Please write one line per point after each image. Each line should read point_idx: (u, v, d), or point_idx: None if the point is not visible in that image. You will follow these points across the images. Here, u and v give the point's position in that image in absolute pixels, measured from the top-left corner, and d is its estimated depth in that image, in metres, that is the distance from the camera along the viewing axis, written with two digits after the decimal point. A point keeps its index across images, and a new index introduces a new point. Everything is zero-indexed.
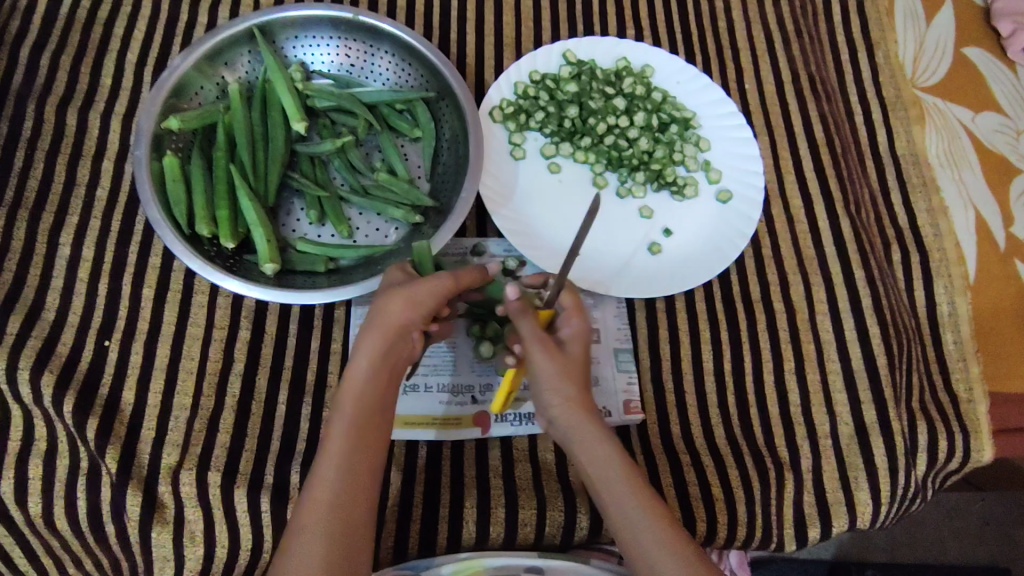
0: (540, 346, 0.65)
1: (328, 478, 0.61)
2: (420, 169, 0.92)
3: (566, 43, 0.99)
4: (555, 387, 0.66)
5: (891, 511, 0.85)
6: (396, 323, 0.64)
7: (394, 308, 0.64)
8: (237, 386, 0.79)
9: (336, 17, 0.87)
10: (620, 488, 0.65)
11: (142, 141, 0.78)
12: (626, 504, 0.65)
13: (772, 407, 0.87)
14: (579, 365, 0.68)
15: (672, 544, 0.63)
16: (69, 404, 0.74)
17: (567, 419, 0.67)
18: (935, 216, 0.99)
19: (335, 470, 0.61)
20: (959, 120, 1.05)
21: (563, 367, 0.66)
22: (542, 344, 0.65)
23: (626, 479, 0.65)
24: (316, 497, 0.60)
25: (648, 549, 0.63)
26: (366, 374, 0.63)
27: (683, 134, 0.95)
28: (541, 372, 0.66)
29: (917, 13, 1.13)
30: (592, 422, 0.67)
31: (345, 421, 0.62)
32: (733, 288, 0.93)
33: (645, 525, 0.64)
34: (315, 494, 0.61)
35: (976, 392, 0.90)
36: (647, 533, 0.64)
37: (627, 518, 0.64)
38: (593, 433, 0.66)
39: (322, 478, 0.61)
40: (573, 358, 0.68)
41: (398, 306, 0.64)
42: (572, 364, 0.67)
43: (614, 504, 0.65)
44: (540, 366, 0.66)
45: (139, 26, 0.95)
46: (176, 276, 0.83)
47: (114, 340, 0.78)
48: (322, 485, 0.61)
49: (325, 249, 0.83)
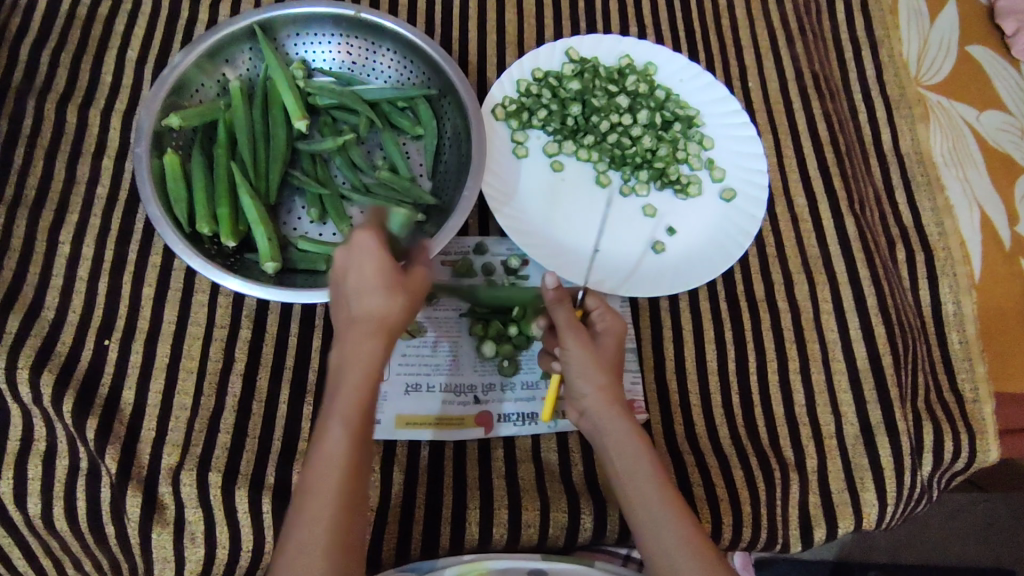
0: (574, 335, 0.67)
1: (315, 510, 0.57)
2: (422, 167, 0.91)
3: (569, 41, 0.98)
4: (584, 379, 0.67)
5: (897, 511, 0.85)
6: (369, 342, 0.59)
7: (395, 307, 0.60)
8: (238, 385, 0.78)
9: (338, 14, 0.86)
10: (646, 484, 0.65)
11: (142, 138, 0.77)
12: (650, 501, 0.65)
13: (776, 407, 0.87)
14: (612, 360, 0.69)
15: (692, 542, 0.64)
16: (68, 404, 0.73)
17: (599, 410, 0.67)
18: (940, 215, 0.99)
19: (321, 500, 0.57)
20: (963, 119, 1.05)
21: (595, 359, 0.67)
22: (575, 334, 0.67)
23: (654, 477, 0.66)
24: (304, 532, 0.56)
25: (669, 549, 0.63)
26: (341, 397, 0.58)
27: (687, 132, 0.95)
28: (574, 364, 0.67)
29: (921, 11, 1.12)
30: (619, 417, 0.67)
31: (324, 449, 0.58)
32: (737, 288, 0.92)
33: (668, 524, 0.64)
34: (302, 530, 0.57)
35: (981, 392, 0.89)
36: (669, 533, 0.64)
37: (652, 516, 0.64)
38: (622, 429, 0.67)
39: (309, 512, 0.57)
40: (605, 353, 0.69)
41: (368, 323, 0.59)
42: (604, 358, 0.68)
43: (639, 497, 0.65)
44: (572, 355, 0.67)
45: (138, 23, 0.95)
46: (177, 275, 0.82)
47: (114, 339, 0.78)
48: (309, 519, 0.57)
49: (327, 247, 0.83)
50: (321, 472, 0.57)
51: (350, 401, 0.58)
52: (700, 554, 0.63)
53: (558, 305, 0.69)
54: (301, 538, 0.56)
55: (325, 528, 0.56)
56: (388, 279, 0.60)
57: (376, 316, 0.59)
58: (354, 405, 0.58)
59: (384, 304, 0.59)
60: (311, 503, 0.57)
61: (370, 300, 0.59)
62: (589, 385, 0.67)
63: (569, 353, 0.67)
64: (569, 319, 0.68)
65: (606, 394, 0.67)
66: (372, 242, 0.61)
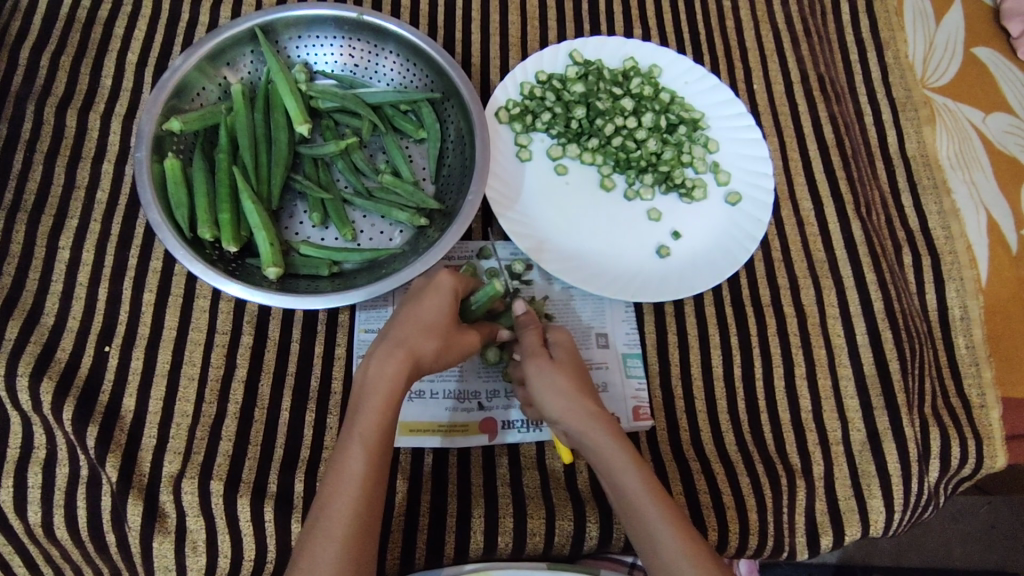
0: (533, 358, 0.70)
1: (325, 528, 0.59)
2: (425, 170, 0.90)
3: (573, 43, 0.97)
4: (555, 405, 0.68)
5: (904, 519, 0.84)
6: (397, 369, 0.62)
7: (427, 343, 0.65)
8: (240, 393, 0.77)
9: (340, 16, 0.85)
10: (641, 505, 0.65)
11: (143, 142, 0.76)
12: (648, 519, 0.65)
13: (783, 413, 0.86)
14: (576, 380, 0.69)
15: (692, 552, 0.64)
16: (68, 412, 0.73)
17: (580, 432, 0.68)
18: (946, 218, 0.98)
19: (334, 519, 0.59)
20: (969, 121, 1.04)
21: (556, 379, 0.68)
22: (535, 357, 0.70)
23: (648, 492, 0.66)
24: (312, 547, 0.59)
25: (671, 562, 0.64)
26: (364, 416, 0.62)
27: (692, 135, 0.94)
28: (542, 390, 0.68)
29: (926, 12, 1.12)
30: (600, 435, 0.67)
31: (343, 467, 0.61)
32: (742, 292, 0.91)
33: (667, 538, 0.64)
34: (311, 545, 0.59)
35: (988, 397, 0.89)
36: (669, 545, 0.64)
37: (652, 532, 0.65)
38: (606, 446, 0.67)
39: (319, 529, 0.59)
40: (565, 368, 0.70)
41: (398, 351, 0.63)
42: (567, 375, 0.69)
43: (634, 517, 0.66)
44: (538, 384, 0.69)
45: (139, 26, 0.94)
46: (178, 280, 0.81)
47: (114, 345, 0.77)
48: (318, 535, 0.59)
49: (329, 252, 0.82)
50: (337, 490, 0.60)
51: (373, 423, 0.62)
52: (701, 564, 0.63)
53: (529, 324, 0.73)
54: (309, 552, 0.58)
55: (335, 546, 0.58)
56: (434, 321, 0.66)
57: (411, 346, 0.64)
58: (377, 427, 0.62)
59: (419, 337, 0.64)
60: (323, 520, 0.59)
61: (410, 330, 0.65)
62: (559, 408, 0.68)
63: (533, 382, 0.69)
64: (536, 341, 0.71)
65: (578, 415, 0.68)
66: (437, 284, 0.69)
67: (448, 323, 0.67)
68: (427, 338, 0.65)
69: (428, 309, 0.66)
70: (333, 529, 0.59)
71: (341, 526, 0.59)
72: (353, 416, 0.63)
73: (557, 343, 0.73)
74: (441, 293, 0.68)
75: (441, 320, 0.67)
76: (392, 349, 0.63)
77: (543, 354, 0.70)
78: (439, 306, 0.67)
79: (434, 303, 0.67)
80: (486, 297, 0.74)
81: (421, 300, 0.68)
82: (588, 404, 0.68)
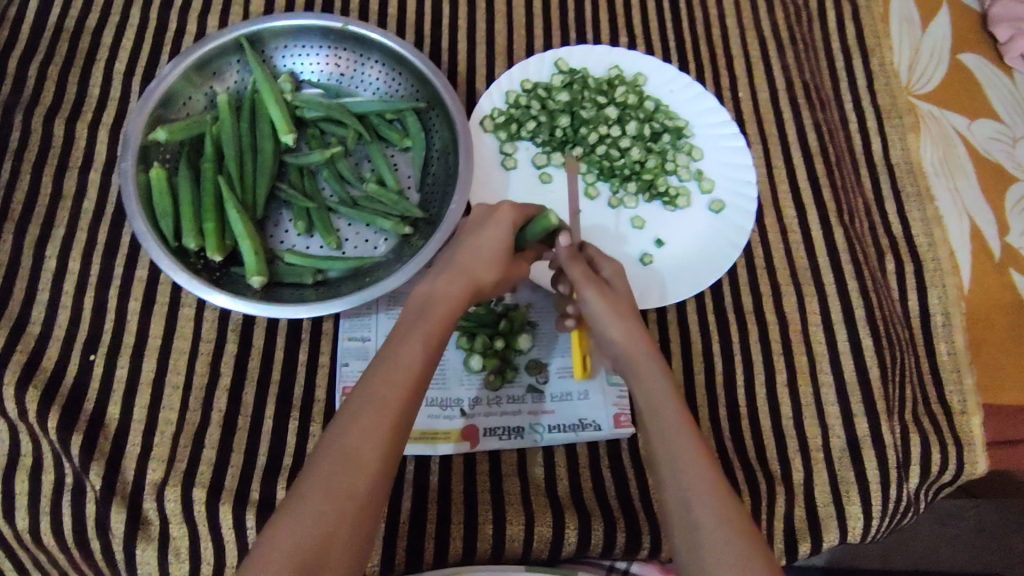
0: (592, 286, 0.69)
1: (326, 470, 0.55)
2: (410, 179, 0.91)
3: (558, 51, 0.98)
4: (612, 325, 0.68)
5: (882, 525, 0.85)
6: (461, 290, 0.65)
7: (490, 269, 0.67)
8: (224, 401, 0.78)
9: (326, 26, 0.86)
10: (675, 433, 0.62)
11: (128, 152, 0.77)
12: (679, 452, 0.60)
13: (763, 419, 0.87)
14: (631, 310, 0.71)
15: (712, 490, 0.59)
16: (54, 419, 0.74)
17: (632, 356, 0.67)
18: (930, 225, 0.98)
19: (339, 462, 0.56)
20: (954, 128, 1.05)
21: (614, 306, 0.68)
22: (593, 285, 0.69)
23: (686, 429, 0.62)
24: (339, 440, 0.57)
25: (689, 497, 0.58)
26: (394, 363, 0.60)
27: (676, 143, 0.95)
28: (600, 313, 0.68)
29: (913, 19, 1.12)
30: (648, 361, 0.66)
31: (364, 412, 0.58)
32: (725, 299, 0.92)
33: (692, 471, 0.59)
34: (308, 482, 0.55)
35: (969, 404, 0.89)
36: (688, 476, 0.59)
37: (688, 488, 0.59)
38: (656, 380, 0.65)
39: (321, 467, 0.56)
40: (625, 302, 0.70)
41: (464, 275, 0.66)
42: (624, 304, 0.70)
43: (664, 442, 0.61)
44: (595, 308, 0.69)
45: (127, 35, 0.95)
46: (163, 288, 0.82)
47: (99, 354, 0.78)
48: (318, 473, 0.55)
49: (313, 260, 0.83)
50: (350, 435, 0.57)
51: (402, 375, 0.60)
52: (717, 503, 0.58)
53: (573, 259, 0.72)
54: (305, 489, 0.55)
55: (362, 445, 0.56)
56: (497, 252, 0.68)
57: (471, 274, 0.66)
58: (405, 381, 0.60)
59: (484, 262, 0.67)
60: (327, 461, 0.56)
61: (470, 261, 0.66)
62: (618, 332, 0.68)
63: (589, 304, 0.69)
64: (586, 271, 0.71)
65: (633, 343, 0.67)
66: (500, 217, 0.69)
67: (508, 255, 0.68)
68: (489, 268, 0.67)
69: (482, 242, 0.67)
70: (334, 470, 0.55)
71: (343, 472, 0.55)
72: (411, 328, 0.63)
73: (613, 274, 0.73)
74: (507, 226, 0.69)
75: (498, 252, 0.68)
76: (459, 271, 0.66)
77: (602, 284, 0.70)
78: (504, 239, 0.68)
79: (501, 233, 0.68)
80: (540, 228, 0.73)
81: (489, 228, 0.68)
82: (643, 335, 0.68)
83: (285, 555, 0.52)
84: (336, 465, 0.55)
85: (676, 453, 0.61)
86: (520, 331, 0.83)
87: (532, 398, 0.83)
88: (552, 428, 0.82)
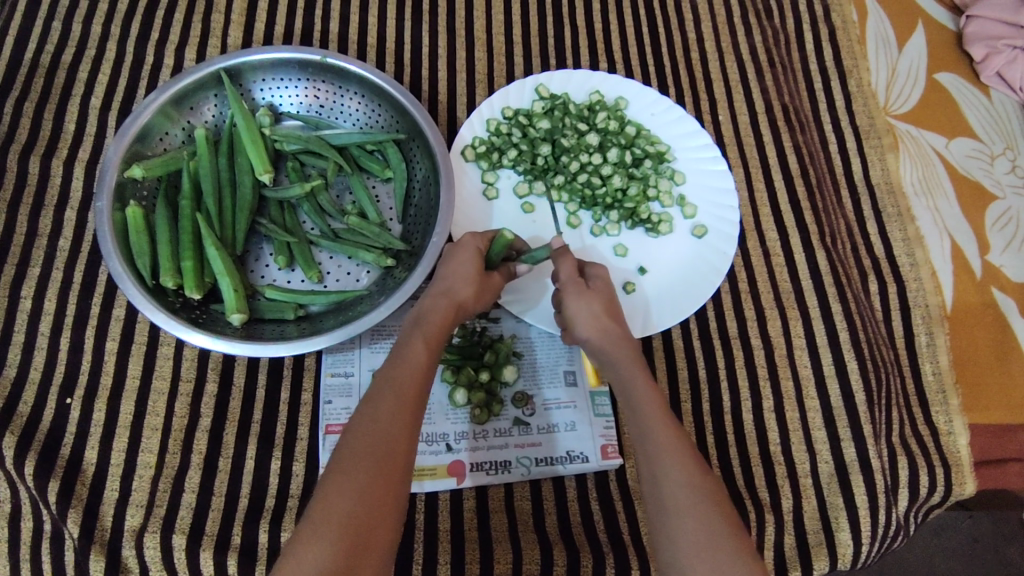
0: (572, 285, 0.74)
1: (346, 476, 0.56)
2: (392, 210, 0.90)
3: (538, 77, 0.98)
4: (586, 324, 0.72)
5: (872, 550, 0.84)
6: (447, 308, 0.69)
7: (465, 290, 0.70)
8: (204, 442, 0.77)
9: (304, 59, 0.86)
10: (642, 409, 0.66)
11: (104, 191, 0.76)
12: (646, 426, 0.65)
13: (751, 445, 0.86)
14: (613, 306, 0.74)
15: (678, 457, 0.62)
16: (30, 466, 0.73)
17: (603, 346, 0.72)
18: (911, 245, 0.99)
19: (358, 465, 0.57)
20: (933, 147, 1.05)
21: (591, 306, 0.72)
22: (574, 284, 0.74)
23: (651, 405, 0.66)
24: (364, 433, 0.59)
25: (655, 462, 0.62)
26: (399, 373, 0.63)
27: (658, 168, 0.94)
28: (576, 310, 0.73)
29: (888, 39, 1.13)
30: (622, 349, 0.71)
31: (382, 405, 0.61)
32: (710, 324, 0.92)
33: (655, 440, 0.64)
34: (328, 490, 0.56)
35: (955, 424, 0.89)
36: (659, 447, 0.63)
37: (661, 469, 0.62)
38: (625, 367, 0.70)
39: (339, 475, 0.57)
40: (604, 299, 0.74)
41: (444, 298, 0.69)
42: (603, 303, 0.73)
43: (633, 419, 0.66)
44: (573, 307, 0.73)
45: (103, 69, 0.94)
46: (141, 328, 0.81)
47: (76, 397, 0.77)
48: (338, 480, 0.56)
49: (294, 295, 0.82)
50: (365, 440, 0.59)
51: (407, 383, 0.62)
52: (684, 467, 0.62)
53: (564, 255, 0.77)
54: (327, 497, 0.56)
55: (386, 433, 0.59)
56: (467, 271, 0.71)
57: (451, 297, 0.69)
58: (410, 388, 0.62)
59: (460, 284, 0.70)
60: (343, 469, 0.57)
61: (447, 285, 0.70)
62: (590, 330, 0.72)
63: (568, 304, 0.73)
64: (573, 271, 0.75)
65: (606, 338, 0.72)
66: (464, 246, 0.73)
67: (480, 275, 0.72)
68: (466, 286, 0.70)
69: (456, 266, 0.71)
70: (355, 472, 0.56)
71: (365, 474, 0.56)
72: (411, 333, 0.67)
73: (595, 275, 0.76)
74: (468, 252, 0.73)
75: (472, 273, 0.71)
76: (437, 299, 0.69)
77: (583, 284, 0.74)
78: (471, 262, 0.72)
79: (468, 259, 0.72)
80: (501, 247, 0.75)
81: (453, 258, 0.72)
82: (616, 328, 0.72)
83: (319, 559, 0.52)
84: (364, 456, 0.58)
85: (644, 429, 0.65)
86: (505, 363, 0.83)
87: (518, 430, 0.83)
88: (540, 462, 0.81)
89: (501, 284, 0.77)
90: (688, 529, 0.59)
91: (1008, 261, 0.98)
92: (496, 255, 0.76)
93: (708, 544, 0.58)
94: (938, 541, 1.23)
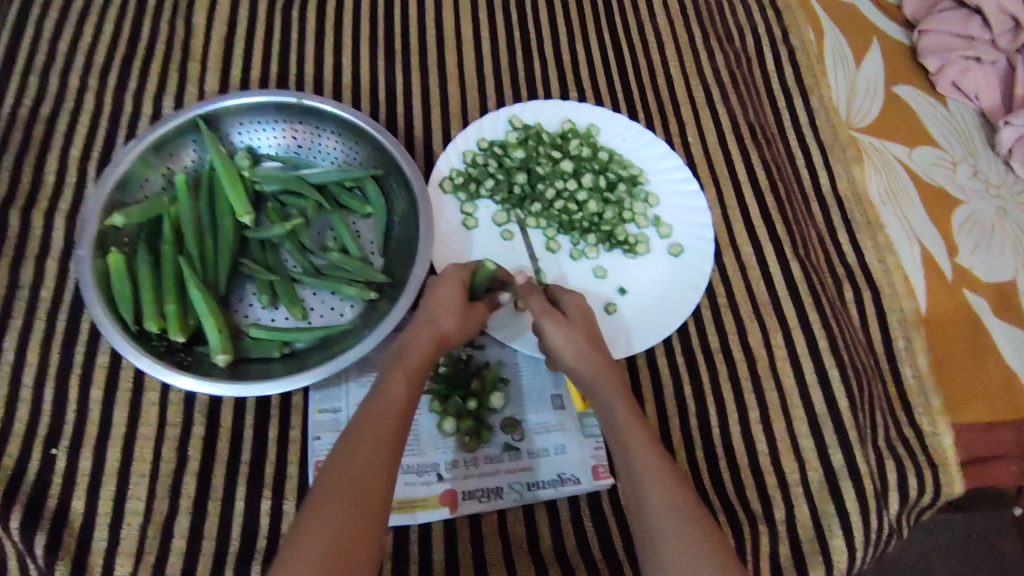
0: (549, 316, 0.75)
1: (327, 511, 0.56)
2: (373, 245, 0.91)
3: (511, 110, 1.01)
4: (566, 350, 0.73)
5: (867, 555, 0.85)
6: (429, 338, 0.70)
7: (445, 319, 0.72)
8: (192, 485, 0.76)
9: (281, 102, 0.88)
10: (626, 433, 0.67)
11: (85, 241, 0.77)
12: (629, 449, 0.66)
13: (739, 457, 0.87)
14: (591, 335, 0.75)
15: (663, 479, 0.63)
16: (16, 519, 0.72)
17: (586, 374, 0.73)
18: (882, 252, 1.01)
19: (339, 500, 0.57)
20: (895, 157, 1.09)
21: (568, 335, 0.74)
22: (550, 315, 0.75)
23: (634, 429, 0.67)
24: (345, 465, 0.59)
25: (641, 487, 0.63)
26: (381, 407, 0.64)
27: (631, 191, 0.96)
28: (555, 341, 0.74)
29: (846, 57, 1.18)
30: (605, 376, 0.72)
31: (363, 438, 0.61)
32: (692, 340, 0.93)
33: (639, 463, 0.64)
34: (309, 525, 0.56)
35: (939, 424, 0.91)
36: (643, 472, 0.64)
37: (646, 492, 0.62)
38: (607, 393, 0.71)
39: (319, 509, 0.56)
40: (581, 328, 0.75)
41: (426, 330, 0.70)
42: (583, 332, 0.75)
43: (617, 443, 0.67)
44: (554, 338, 0.74)
45: (81, 121, 0.95)
46: (126, 373, 0.81)
47: (61, 447, 0.76)
48: (319, 515, 0.56)
49: (279, 333, 0.82)
50: (346, 473, 0.59)
51: (389, 415, 0.63)
52: (667, 488, 0.62)
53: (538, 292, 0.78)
54: (307, 533, 0.55)
55: (366, 464, 0.59)
56: (451, 301, 0.73)
57: (434, 327, 0.71)
58: (390, 421, 0.63)
59: (444, 313, 0.72)
60: (324, 504, 0.57)
61: (429, 315, 0.72)
62: (572, 357, 0.73)
63: (550, 335, 0.75)
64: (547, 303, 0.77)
65: (587, 364, 0.73)
66: (446, 279, 0.75)
67: (462, 305, 0.73)
68: (447, 315, 0.72)
69: (438, 296, 0.73)
70: (337, 505, 0.56)
71: (345, 509, 0.56)
72: (392, 364, 0.68)
73: (572, 305, 0.78)
74: (449, 283, 0.75)
75: (456, 305, 0.73)
76: (418, 329, 0.70)
77: (559, 315, 0.75)
78: (450, 291, 0.74)
79: (448, 291, 0.74)
80: (484, 277, 0.77)
81: (434, 291, 0.74)
82: (599, 355, 0.73)
83: None
84: (343, 489, 0.58)
85: (628, 453, 0.65)
86: (492, 390, 0.84)
87: (509, 456, 0.83)
88: (532, 486, 0.81)
89: (485, 313, 0.78)
90: (673, 552, 0.59)
91: (976, 262, 1.02)
92: (479, 284, 0.78)
93: (692, 566, 0.57)
94: (935, 544, 1.23)
